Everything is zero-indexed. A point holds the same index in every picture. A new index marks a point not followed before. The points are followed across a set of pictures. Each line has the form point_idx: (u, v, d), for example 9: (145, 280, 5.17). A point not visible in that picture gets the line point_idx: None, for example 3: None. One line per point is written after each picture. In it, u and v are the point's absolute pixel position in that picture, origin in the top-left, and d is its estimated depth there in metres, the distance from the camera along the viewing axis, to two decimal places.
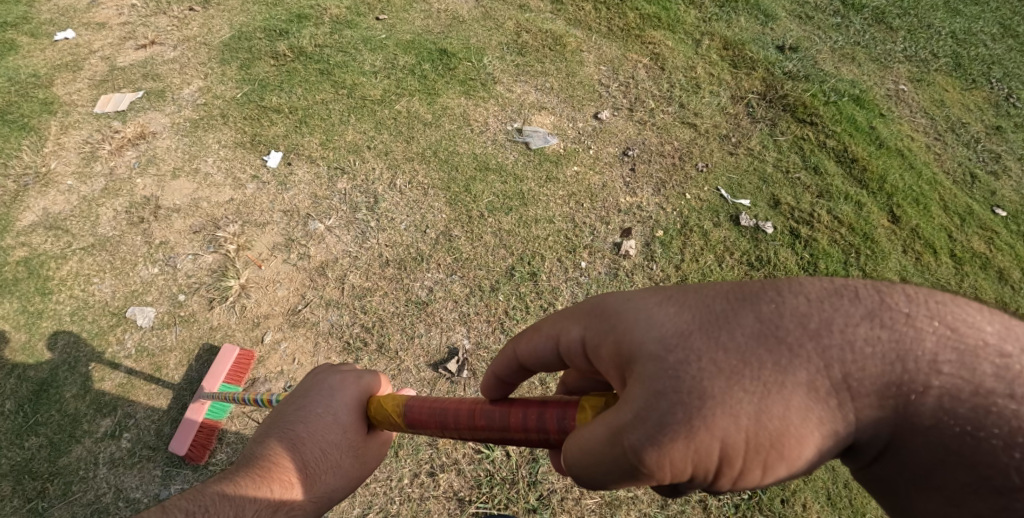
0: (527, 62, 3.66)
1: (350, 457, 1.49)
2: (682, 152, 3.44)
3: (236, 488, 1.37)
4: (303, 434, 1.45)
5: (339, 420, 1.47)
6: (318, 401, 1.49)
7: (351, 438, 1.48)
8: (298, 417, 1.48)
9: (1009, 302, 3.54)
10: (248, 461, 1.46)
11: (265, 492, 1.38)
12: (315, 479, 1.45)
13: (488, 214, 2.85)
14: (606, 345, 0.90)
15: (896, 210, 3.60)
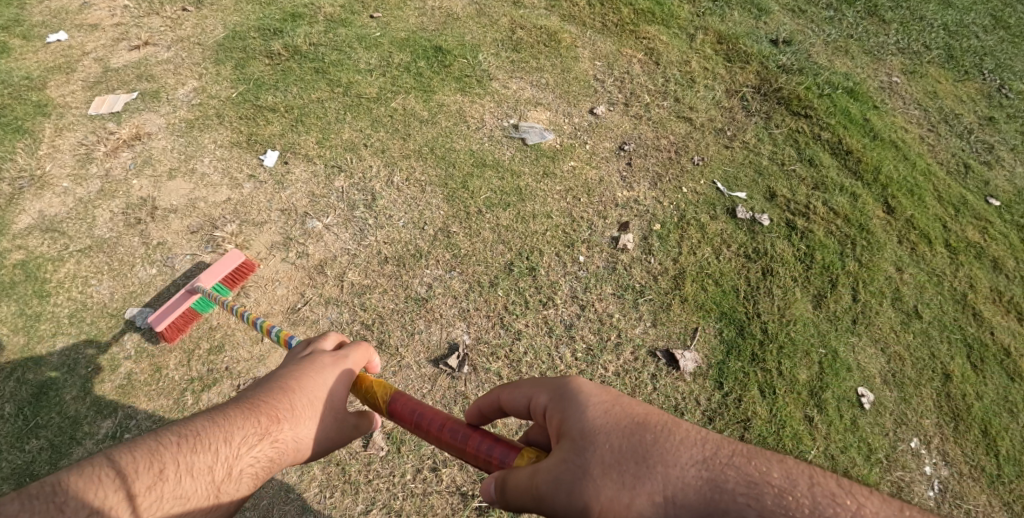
0: (523, 58, 3.66)
1: (336, 415, 1.44)
2: (678, 146, 3.45)
3: (224, 416, 1.30)
4: (296, 379, 1.42)
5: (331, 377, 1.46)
6: (313, 358, 1.49)
7: (340, 396, 1.45)
8: (291, 368, 1.46)
9: (1004, 290, 3.57)
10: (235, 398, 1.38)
11: (252, 423, 1.30)
12: (300, 423, 1.38)
13: (486, 209, 2.86)
14: (552, 416, 1.15)
15: (891, 201, 3.62)
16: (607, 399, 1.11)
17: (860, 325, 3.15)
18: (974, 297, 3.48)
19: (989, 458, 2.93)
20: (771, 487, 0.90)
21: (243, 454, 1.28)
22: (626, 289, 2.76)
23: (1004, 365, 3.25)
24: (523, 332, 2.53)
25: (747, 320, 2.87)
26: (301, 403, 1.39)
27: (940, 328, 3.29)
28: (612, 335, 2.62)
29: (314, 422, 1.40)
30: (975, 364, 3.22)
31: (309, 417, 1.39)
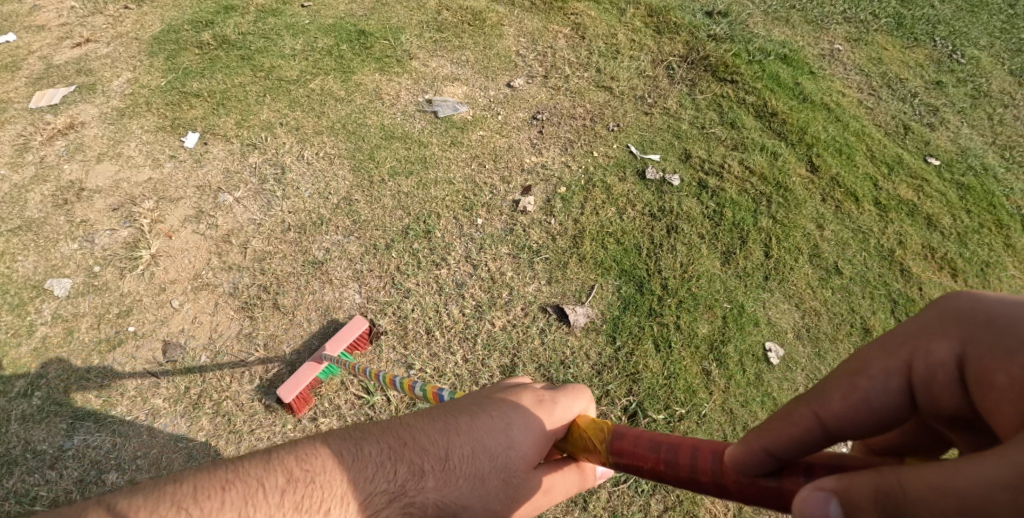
0: (445, 38, 3.79)
1: (502, 480, 1.24)
2: (594, 114, 3.51)
3: (361, 458, 1.19)
4: (463, 425, 1.25)
5: (512, 432, 1.26)
6: (499, 398, 1.31)
7: (514, 457, 1.25)
8: (470, 405, 1.30)
9: (936, 247, 3.50)
10: (389, 428, 1.27)
11: (390, 476, 1.19)
12: (450, 480, 1.21)
13: (389, 178, 3.05)
14: (1006, 369, 0.72)
15: (816, 160, 3.57)
16: None
17: (773, 281, 3.02)
18: (902, 253, 3.39)
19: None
20: None
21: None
22: (521, 249, 2.84)
23: None
24: (412, 290, 2.71)
25: (648, 277, 2.86)
26: (456, 463, 1.21)
27: (863, 285, 3.18)
28: (503, 293, 2.72)
29: (466, 488, 1.21)
30: (899, 319, 3.14)
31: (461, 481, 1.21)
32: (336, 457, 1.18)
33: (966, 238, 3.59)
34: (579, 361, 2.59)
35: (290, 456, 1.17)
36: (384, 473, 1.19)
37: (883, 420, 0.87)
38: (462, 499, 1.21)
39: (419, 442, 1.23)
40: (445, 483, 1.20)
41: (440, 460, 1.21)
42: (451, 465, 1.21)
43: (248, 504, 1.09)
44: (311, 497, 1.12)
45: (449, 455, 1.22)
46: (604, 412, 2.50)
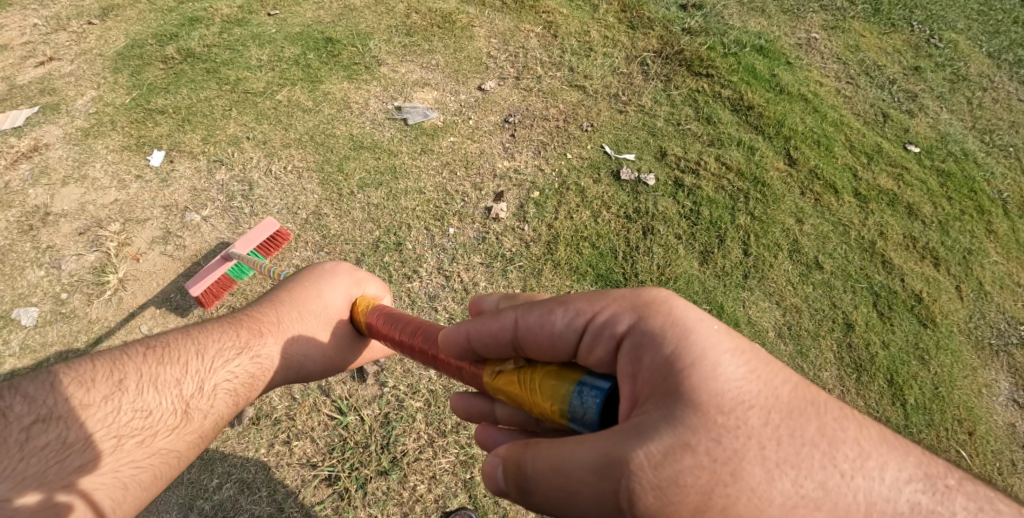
0: (414, 42, 3.75)
1: (326, 331, 1.92)
2: (567, 114, 3.47)
3: (205, 329, 1.80)
4: (294, 298, 1.92)
5: (326, 302, 1.92)
6: (312, 276, 1.98)
7: (331, 314, 1.92)
8: (292, 285, 1.97)
9: (918, 236, 3.46)
10: (231, 316, 1.89)
11: (234, 338, 1.79)
12: (286, 336, 1.86)
13: (359, 190, 3.03)
14: (643, 356, 1.16)
15: (793, 152, 3.51)
16: (713, 350, 1.14)
17: (753, 279, 3.00)
18: (883, 245, 3.35)
19: (895, 409, 2.90)
20: (849, 465, 1.07)
21: (209, 371, 1.70)
22: (495, 258, 2.82)
23: (916, 311, 3.19)
24: None
25: (625, 281, 2.82)
26: (286, 322, 1.87)
27: (843, 278, 3.16)
28: None
29: (300, 341, 1.87)
30: (882, 312, 3.13)
31: (294, 335, 1.87)
32: (186, 334, 1.78)
33: (947, 226, 3.56)
34: None
35: (151, 339, 1.74)
36: (226, 336, 1.79)
37: (562, 347, 1.27)
38: (300, 348, 1.87)
39: (260, 314, 1.88)
40: (277, 337, 1.84)
41: (273, 321, 1.87)
42: (281, 326, 1.86)
43: (121, 363, 1.64)
44: (170, 354, 1.69)
45: (280, 318, 1.88)
46: None
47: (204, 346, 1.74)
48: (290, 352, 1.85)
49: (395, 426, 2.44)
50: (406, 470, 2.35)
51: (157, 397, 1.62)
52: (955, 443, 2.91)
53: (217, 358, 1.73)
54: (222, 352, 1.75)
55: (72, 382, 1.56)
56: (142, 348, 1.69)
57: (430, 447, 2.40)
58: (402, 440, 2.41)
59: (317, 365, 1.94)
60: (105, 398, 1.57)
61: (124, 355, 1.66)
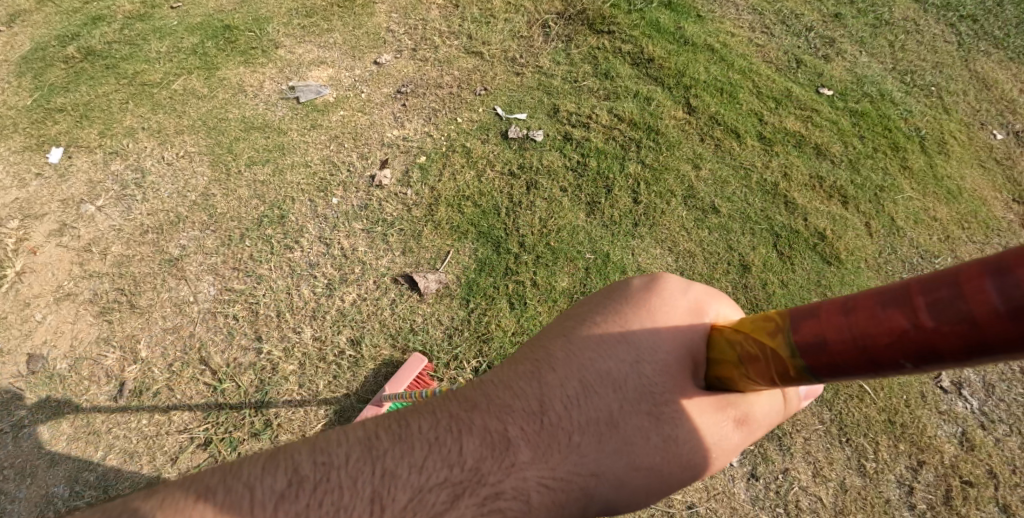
0: (313, 23, 3.76)
1: (651, 420, 1.05)
2: (462, 80, 3.49)
3: (394, 442, 1.04)
4: (579, 350, 1.10)
5: (645, 355, 1.08)
6: (630, 304, 1.13)
7: (650, 385, 1.06)
8: (591, 325, 1.13)
9: (825, 175, 3.41)
10: (453, 414, 1.07)
11: (450, 465, 1.02)
12: (556, 441, 1.04)
13: (246, 168, 3.08)
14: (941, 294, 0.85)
15: (693, 101, 3.50)
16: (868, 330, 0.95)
17: (644, 227, 2.97)
18: (786, 186, 3.31)
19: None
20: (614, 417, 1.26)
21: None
22: (376, 223, 2.88)
23: (819, 249, 3.13)
24: (264, 276, 2.76)
25: (506, 237, 2.83)
26: (563, 413, 1.06)
27: (742, 220, 3.12)
28: (355, 268, 2.76)
29: (590, 447, 1.04)
30: (782, 252, 3.08)
31: (580, 441, 1.04)
32: (364, 450, 1.03)
33: (858, 164, 3.50)
34: (429, 328, 2.61)
35: (304, 456, 1.02)
36: (432, 458, 1.02)
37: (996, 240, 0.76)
38: (593, 464, 1.04)
39: (510, 396, 1.09)
40: (539, 449, 1.04)
41: (535, 407, 1.07)
42: (548, 416, 1.06)
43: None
44: (313, 507, 0.97)
45: (543, 404, 1.07)
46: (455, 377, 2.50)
47: (393, 487, 1.00)
48: (569, 479, 1.03)
49: (270, 388, 2.49)
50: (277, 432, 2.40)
51: None
52: (856, 378, 2.91)
53: (421, 513, 0.99)
54: (431, 495, 1.00)
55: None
56: (277, 484, 0.99)
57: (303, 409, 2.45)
58: (276, 400, 2.46)
59: (643, 488, 1.05)
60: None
61: (242, 503, 0.97)
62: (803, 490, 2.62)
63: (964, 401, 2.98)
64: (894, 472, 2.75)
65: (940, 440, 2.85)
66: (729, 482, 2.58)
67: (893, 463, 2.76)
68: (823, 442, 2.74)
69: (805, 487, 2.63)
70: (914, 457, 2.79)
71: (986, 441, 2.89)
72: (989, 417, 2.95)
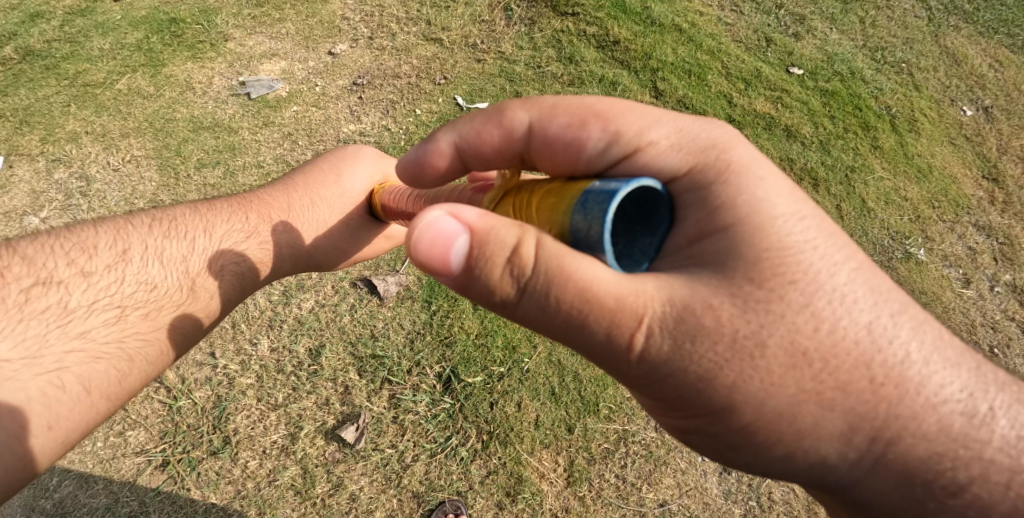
0: (265, 12, 3.54)
1: (343, 224, 2.03)
2: (421, 69, 3.37)
3: (213, 206, 1.82)
4: (307, 185, 2.01)
5: (346, 191, 2.03)
6: (338, 159, 2.10)
7: (342, 209, 2.01)
8: (311, 169, 2.08)
9: (796, 157, 3.42)
10: (238, 199, 1.90)
11: (243, 221, 1.82)
12: (296, 221, 1.92)
13: (196, 171, 2.95)
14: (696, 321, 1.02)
15: (660, 84, 3.40)
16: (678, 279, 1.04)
17: None
18: None
19: None
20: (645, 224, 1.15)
21: (206, 253, 1.70)
22: None
23: None
24: None
25: None
26: (297, 210, 1.94)
27: None
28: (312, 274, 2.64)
29: (306, 233, 1.94)
30: None
31: (308, 227, 1.94)
32: (191, 209, 1.79)
33: (829, 145, 3.53)
34: (390, 333, 2.53)
35: (142, 216, 1.70)
36: (231, 218, 1.80)
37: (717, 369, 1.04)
38: (314, 242, 1.97)
39: (269, 199, 1.92)
40: (289, 224, 1.90)
41: (285, 207, 1.92)
42: (292, 211, 1.92)
43: (123, 233, 1.64)
44: (175, 227, 1.70)
45: (291, 204, 1.94)
46: (417, 383, 2.44)
47: (215, 227, 1.76)
48: (296, 245, 1.91)
49: (228, 405, 2.35)
50: (237, 449, 2.28)
51: (162, 272, 1.61)
52: None
53: (229, 236, 1.76)
54: (236, 228, 1.79)
55: (25, 258, 1.50)
56: (146, 220, 1.69)
57: (261, 423, 2.33)
58: (233, 418, 2.33)
59: (330, 260, 2.07)
60: (88, 270, 1.53)
61: (127, 225, 1.66)
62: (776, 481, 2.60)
63: None
64: None
65: None
66: (702, 477, 2.53)
67: None
68: None
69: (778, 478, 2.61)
70: None
71: None
72: None
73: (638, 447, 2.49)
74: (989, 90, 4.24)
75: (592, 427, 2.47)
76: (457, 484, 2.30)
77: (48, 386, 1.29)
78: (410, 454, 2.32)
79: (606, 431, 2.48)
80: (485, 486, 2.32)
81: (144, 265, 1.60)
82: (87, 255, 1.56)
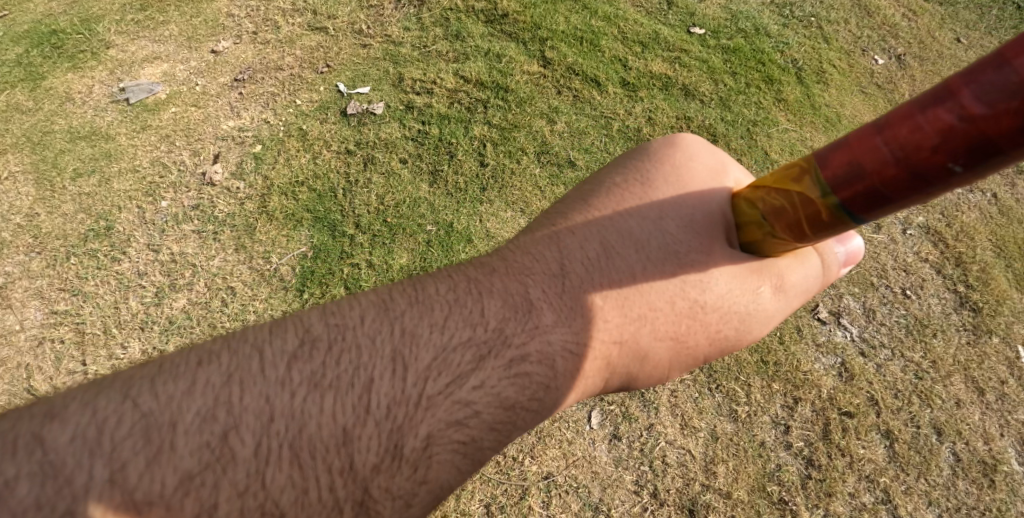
0: (149, 15, 3.46)
1: (676, 277, 1.26)
2: (304, 59, 3.31)
3: (467, 275, 1.30)
4: (609, 223, 1.32)
5: (675, 213, 1.30)
6: (642, 170, 1.39)
7: (676, 242, 1.27)
8: (609, 191, 1.39)
9: (693, 116, 3.34)
10: (508, 263, 1.32)
11: (495, 308, 1.24)
12: (592, 300, 1.26)
13: (71, 182, 2.91)
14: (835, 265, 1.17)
15: (548, 53, 3.34)
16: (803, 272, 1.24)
17: (491, 190, 2.83)
18: (650, 130, 3.19)
19: None
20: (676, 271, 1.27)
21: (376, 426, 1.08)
22: (208, 224, 2.79)
23: None
24: (91, 293, 2.63)
25: (343, 219, 2.75)
26: (582, 272, 1.27)
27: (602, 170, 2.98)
28: (185, 272, 2.68)
29: (615, 312, 1.25)
30: None
31: (601, 303, 1.25)
32: (374, 303, 1.21)
33: (729, 101, 3.48)
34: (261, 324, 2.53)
35: (286, 350, 1.12)
36: (457, 317, 1.21)
37: None
38: (616, 330, 1.25)
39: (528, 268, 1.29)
40: (561, 313, 1.24)
41: (556, 269, 1.28)
42: (567, 280, 1.27)
43: (233, 398, 1.05)
44: (330, 383, 1.09)
45: (573, 271, 1.28)
46: None
47: (414, 354, 1.15)
48: (590, 342, 1.23)
49: None
50: None
51: (295, 478, 1.02)
52: None
53: (444, 371, 1.15)
54: (454, 354, 1.17)
55: (55, 460, 0.96)
56: (284, 364, 1.10)
57: None
58: None
59: (666, 348, 1.29)
60: (154, 487, 0.97)
61: (245, 381, 1.07)
62: (669, 444, 2.53)
63: (844, 330, 3.00)
64: (769, 413, 2.70)
65: (818, 374, 2.84)
66: (590, 446, 2.47)
67: (768, 404, 2.71)
68: (690, 392, 2.66)
69: (671, 441, 2.54)
70: (790, 395, 2.75)
71: (868, 369, 2.95)
72: (869, 343, 3.01)
73: None
74: (901, 38, 4.38)
75: None
76: None
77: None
78: None
79: None
80: None
81: (258, 466, 1.01)
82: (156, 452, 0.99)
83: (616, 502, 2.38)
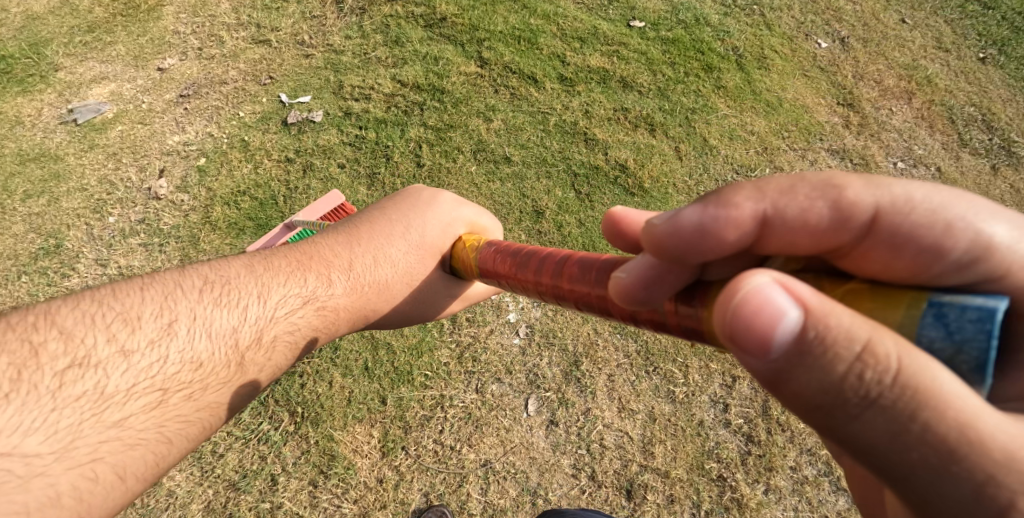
0: (97, 37, 3.55)
1: (410, 285, 1.75)
2: (247, 72, 3.39)
3: (278, 265, 1.62)
4: (378, 241, 1.74)
5: (418, 238, 1.77)
6: (409, 208, 1.83)
7: (417, 259, 1.75)
8: (379, 218, 1.81)
9: (631, 107, 3.42)
10: (305, 259, 1.66)
11: (305, 283, 1.61)
12: (364, 296, 1.67)
13: (20, 202, 2.96)
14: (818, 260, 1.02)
15: (485, 53, 3.43)
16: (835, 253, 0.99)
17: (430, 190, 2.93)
18: (586, 123, 3.28)
19: None
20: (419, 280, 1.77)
21: (201, 325, 1.43)
22: (154, 237, 2.86)
23: (621, 181, 3.11)
24: None
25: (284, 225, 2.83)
26: (363, 272, 1.68)
27: (538, 165, 3.07)
28: None
29: (374, 298, 1.69)
30: (581, 191, 3.03)
31: (371, 292, 1.68)
32: (245, 268, 1.59)
33: (668, 91, 3.56)
34: None
35: (196, 281, 1.50)
36: (289, 278, 1.60)
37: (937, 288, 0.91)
38: (371, 310, 1.71)
39: (315, 257, 1.68)
40: (353, 292, 1.65)
41: (347, 266, 1.68)
42: (354, 271, 1.67)
43: (168, 300, 1.43)
44: (226, 298, 1.50)
45: (352, 262, 1.69)
46: None
47: (270, 293, 1.55)
48: (353, 318, 1.68)
49: None
50: None
51: (207, 345, 1.42)
52: None
53: (287, 305, 1.56)
54: (292, 297, 1.57)
55: (63, 331, 1.29)
56: (197, 283, 1.50)
57: None
58: None
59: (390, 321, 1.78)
60: (131, 347, 1.33)
61: (177, 290, 1.46)
62: (607, 428, 2.55)
63: None
64: (707, 393, 2.71)
65: None
66: (527, 433, 2.49)
67: (706, 384, 2.72)
68: (628, 376, 2.67)
69: (609, 424, 2.56)
70: (728, 374, 2.76)
71: None
72: None
73: (457, 410, 2.49)
74: (844, 23, 4.49)
75: (407, 396, 2.50)
76: (270, 469, 2.32)
77: (81, 480, 1.15)
78: (220, 446, 2.33)
79: (421, 398, 2.49)
80: (298, 467, 2.33)
81: (192, 340, 1.40)
82: (28, 356, 1.23)
83: (554, 486, 2.40)
